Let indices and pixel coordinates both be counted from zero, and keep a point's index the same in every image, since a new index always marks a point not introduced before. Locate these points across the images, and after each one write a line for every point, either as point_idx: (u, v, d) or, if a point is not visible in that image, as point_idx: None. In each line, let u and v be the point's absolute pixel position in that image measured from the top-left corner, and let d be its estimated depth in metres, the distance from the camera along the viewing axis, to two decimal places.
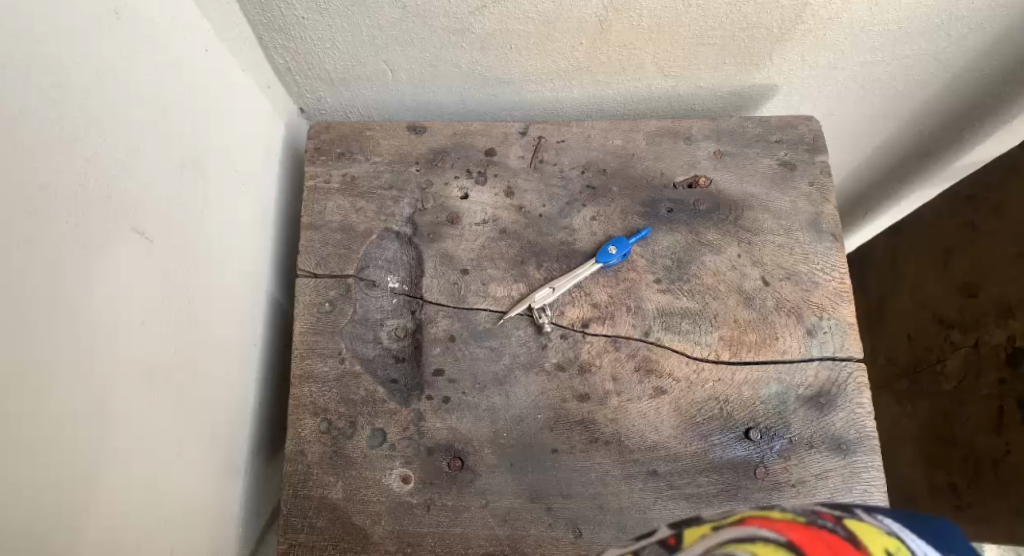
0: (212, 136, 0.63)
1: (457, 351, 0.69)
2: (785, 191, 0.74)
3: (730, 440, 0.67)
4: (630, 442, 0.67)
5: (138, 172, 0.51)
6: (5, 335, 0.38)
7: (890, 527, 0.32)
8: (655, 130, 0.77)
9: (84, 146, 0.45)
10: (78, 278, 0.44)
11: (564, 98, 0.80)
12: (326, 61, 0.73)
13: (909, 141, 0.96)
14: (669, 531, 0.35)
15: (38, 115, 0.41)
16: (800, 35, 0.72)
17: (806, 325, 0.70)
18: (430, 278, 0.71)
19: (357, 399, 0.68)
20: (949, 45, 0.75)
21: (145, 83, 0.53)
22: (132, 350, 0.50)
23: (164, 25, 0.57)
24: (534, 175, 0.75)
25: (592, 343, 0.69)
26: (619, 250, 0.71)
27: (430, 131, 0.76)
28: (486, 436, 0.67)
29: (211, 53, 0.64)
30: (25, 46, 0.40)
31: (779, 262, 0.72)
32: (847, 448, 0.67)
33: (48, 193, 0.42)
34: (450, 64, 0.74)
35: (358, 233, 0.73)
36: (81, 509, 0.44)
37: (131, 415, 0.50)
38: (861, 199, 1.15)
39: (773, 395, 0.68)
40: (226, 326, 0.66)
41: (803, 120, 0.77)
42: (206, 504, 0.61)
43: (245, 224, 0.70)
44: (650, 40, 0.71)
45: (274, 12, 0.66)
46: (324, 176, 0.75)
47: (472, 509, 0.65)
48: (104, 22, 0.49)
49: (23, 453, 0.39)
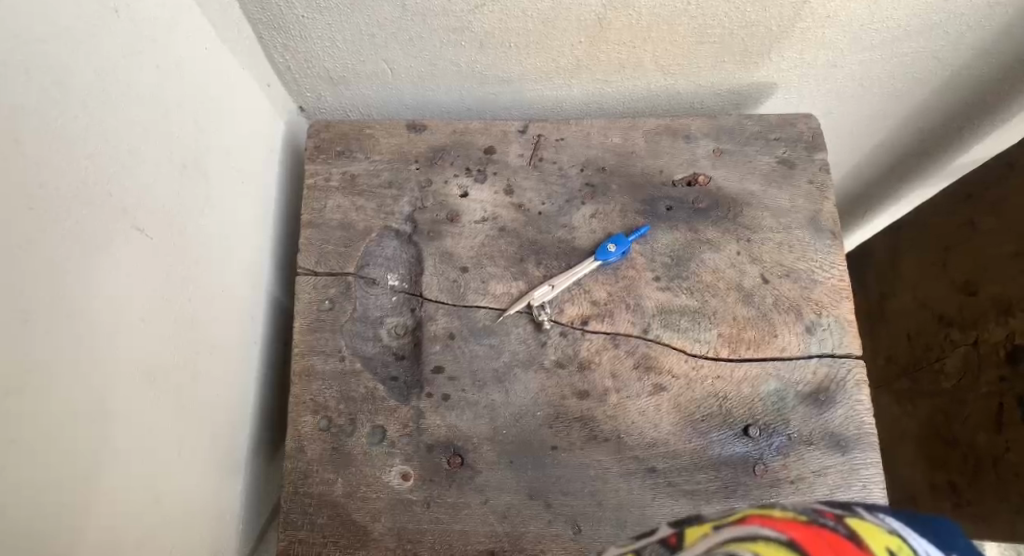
0: (212, 136, 0.64)
1: (456, 348, 0.70)
2: (784, 188, 0.75)
3: (730, 437, 0.67)
4: (630, 439, 0.67)
5: (138, 172, 0.52)
6: (7, 335, 0.38)
7: (892, 526, 0.32)
8: (655, 128, 0.77)
9: (84, 146, 0.45)
10: (77, 278, 0.44)
11: (563, 96, 0.81)
12: (326, 60, 0.73)
13: (909, 139, 0.96)
14: (670, 529, 0.35)
15: (40, 116, 0.41)
16: (799, 33, 0.72)
17: (805, 322, 0.70)
18: (430, 276, 0.72)
19: (357, 397, 0.68)
20: (948, 43, 0.75)
21: (145, 83, 0.53)
22: (132, 350, 0.50)
23: (164, 25, 0.57)
24: (534, 173, 0.75)
25: (591, 340, 0.69)
26: (618, 248, 0.71)
27: (430, 129, 0.77)
28: (485, 434, 0.67)
29: (211, 52, 0.64)
30: (26, 47, 0.40)
31: (778, 260, 0.72)
32: (846, 445, 0.67)
33: (48, 193, 0.42)
34: (450, 63, 0.74)
35: (358, 231, 0.73)
36: (80, 509, 0.44)
37: (131, 415, 0.50)
38: (861, 198, 1.15)
39: (772, 392, 0.68)
40: (226, 325, 0.66)
41: (802, 118, 0.77)
42: (206, 503, 0.61)
43: (245, 222, 0.70)
44: (649, 38, 0.71)
45: (274, 11, 0.66)
46: (324, 174, 0.75)
47: (472, 506, 0.65)
48: (105, 21, 0.49)
49: (24, 453, 0.39)
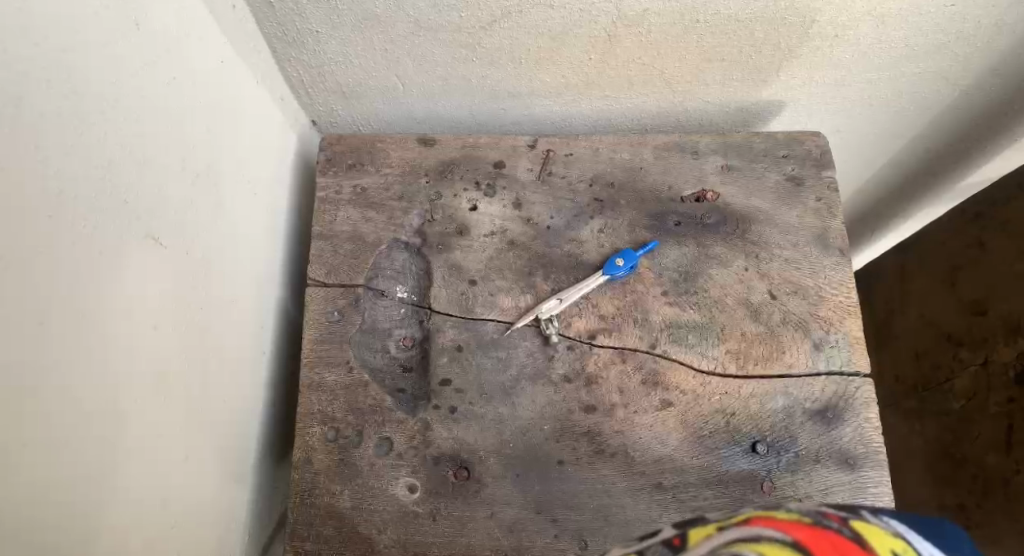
0: (224, 146, 0.64)
1: (464, 361, 0.70)
2: (792, 205, 0.75)
3: (737, 454, 0.67)
4: (636, 454, 0.67)
5: (153, 180, 0.53)
6: (25, 339, 0.39)
7: (896, 528, 0.32)
8: (663, 145, 0.77)
9: (101, 153, 0.46)
10: (95, 283, 0.45)
11: (573, 112, 0.81)
12: (339, 74, 0.74)
13: (916, 157, 0.96)
14: (673, 530, 0.35)
15: (59, 122, 0.42)
16: (807, 52, 0.72)
17: (814, 338, 0.70)
18: (439, 288, 0.72)
19: (365, 408, 0.69)
20: (955, 64, 0.76)
21: (161, 94, 0.54)
22: (145, 354, 0.51)
23: (182, 37, 0.58)
24: (542, 187, 0.76)
25: (598, 355, 0.69)
26: (626, 262, 0.71)
27: (439, 143, 0.77)
28: (491, 446, 0.67)
29: (225, 63, 0.65)
30: (50, 57, 0.42)
31: (786, 276, 0.72)
32: (854, 462, 0.66)
33: (68, 199, 0.43)
34: (461, 78, 0.75)
35: (367, 243, 0.74)
36: (93, 510, 0.45)
37: (143, 420, 0.51)
38: (869, 217, 1.15)
39: (779, 409, 0.68)
40: (236, 334, 0.67)
41: (810, 137, 0.77)
42: (214, 510, 0.62)
43: (256, 234, 0.71)
44: (659, 56, 0.72)
45: (289, 25, 0.67)
46: (335, 187, 0.76)
47: (478, 520, 0.65)
48: (123, 32, 0.50)
49: (38, 452, 0.40)
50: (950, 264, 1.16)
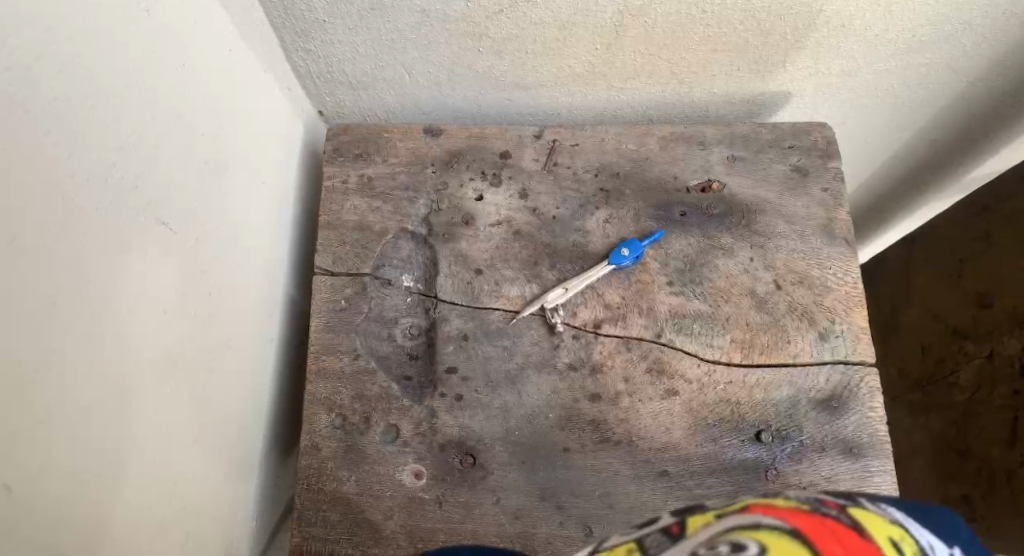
0: (230, 137, 0.65)
1: (469, 349, 0.70)
2: (798, 196, 0.75)
3: (742, 441, 0.67)
4: (640, 443, 0.67)
5: (159, 171, 0.53)
6: (29, 331, 0.39)
7: (894, 517, 0.33)
8: (669, 136, 0.77)
9: (111, 141, 0.47)
10: (99, 274, 0.45)
11: (578, 102, 0.82)
12: (346, 64, 0.75)
13: (922, 150, 0.96)
14: (672, 518, 0.36)
15: (67, 110, 0.43)
16: (812, 42, 0.72)
17: (818, 329, 0.70)
18: (444, 277, 0.72)
19: (371, 396, 0.69)
20: (962, 55, 0.76)
21: (168, 83, 0.55)
22: (149, 346, 0.51)
23: (190, 26, 0.58)
24: (548, 177, 0.76)
25: (604, 344, 0.70)
26: (631, 252, 0.71)
27: (444, 133, 0.78)
28: (497, 434, 0.68)
29: (232, 55, 0.65)
30: (58, 41, 0.42)
31: (791, 267, 0.72)
32: (859, 451, 0.66)
33: (73, 190, 0.43)
34: (467, 69, 0.76)
35: (375, 233, 0.74)
36: (96, 499, 0.45)
37: (146, 411, 0.51)
38: (875, 211, 1.15)
39: (784, 398, 0.68)
40: (242, 323, 0.67)
41: (816, 127, 0.77)
42: (216, 502, 0.62)
43: (261, 224, 0.71)
44: (664, 46, 0.72)
45: (297, 15, 0.68)
46: (341, 177, 0.76)
47: (484, 506, 0.65)
48: (129, 23, 0.50)
49: (41, 444, 0.40)
50: (956, 259, 1.22)
